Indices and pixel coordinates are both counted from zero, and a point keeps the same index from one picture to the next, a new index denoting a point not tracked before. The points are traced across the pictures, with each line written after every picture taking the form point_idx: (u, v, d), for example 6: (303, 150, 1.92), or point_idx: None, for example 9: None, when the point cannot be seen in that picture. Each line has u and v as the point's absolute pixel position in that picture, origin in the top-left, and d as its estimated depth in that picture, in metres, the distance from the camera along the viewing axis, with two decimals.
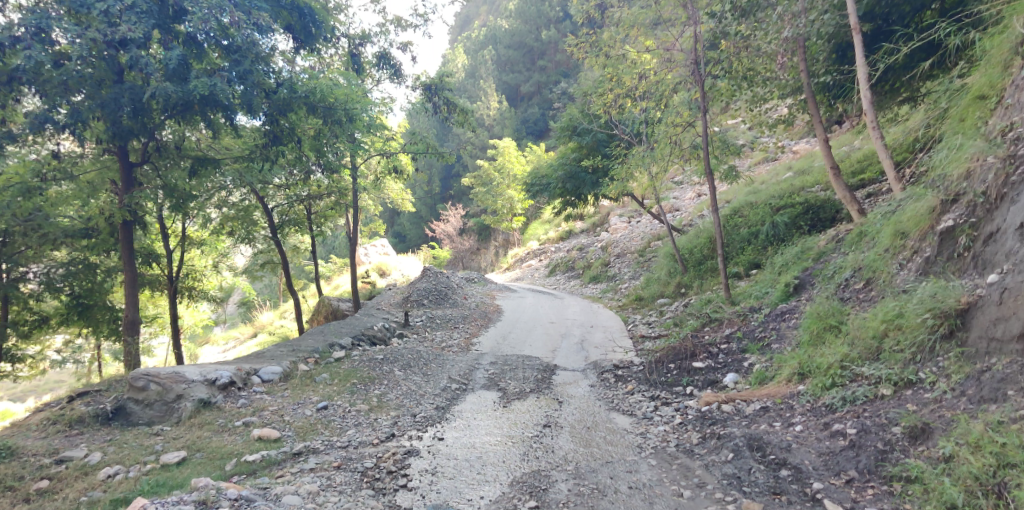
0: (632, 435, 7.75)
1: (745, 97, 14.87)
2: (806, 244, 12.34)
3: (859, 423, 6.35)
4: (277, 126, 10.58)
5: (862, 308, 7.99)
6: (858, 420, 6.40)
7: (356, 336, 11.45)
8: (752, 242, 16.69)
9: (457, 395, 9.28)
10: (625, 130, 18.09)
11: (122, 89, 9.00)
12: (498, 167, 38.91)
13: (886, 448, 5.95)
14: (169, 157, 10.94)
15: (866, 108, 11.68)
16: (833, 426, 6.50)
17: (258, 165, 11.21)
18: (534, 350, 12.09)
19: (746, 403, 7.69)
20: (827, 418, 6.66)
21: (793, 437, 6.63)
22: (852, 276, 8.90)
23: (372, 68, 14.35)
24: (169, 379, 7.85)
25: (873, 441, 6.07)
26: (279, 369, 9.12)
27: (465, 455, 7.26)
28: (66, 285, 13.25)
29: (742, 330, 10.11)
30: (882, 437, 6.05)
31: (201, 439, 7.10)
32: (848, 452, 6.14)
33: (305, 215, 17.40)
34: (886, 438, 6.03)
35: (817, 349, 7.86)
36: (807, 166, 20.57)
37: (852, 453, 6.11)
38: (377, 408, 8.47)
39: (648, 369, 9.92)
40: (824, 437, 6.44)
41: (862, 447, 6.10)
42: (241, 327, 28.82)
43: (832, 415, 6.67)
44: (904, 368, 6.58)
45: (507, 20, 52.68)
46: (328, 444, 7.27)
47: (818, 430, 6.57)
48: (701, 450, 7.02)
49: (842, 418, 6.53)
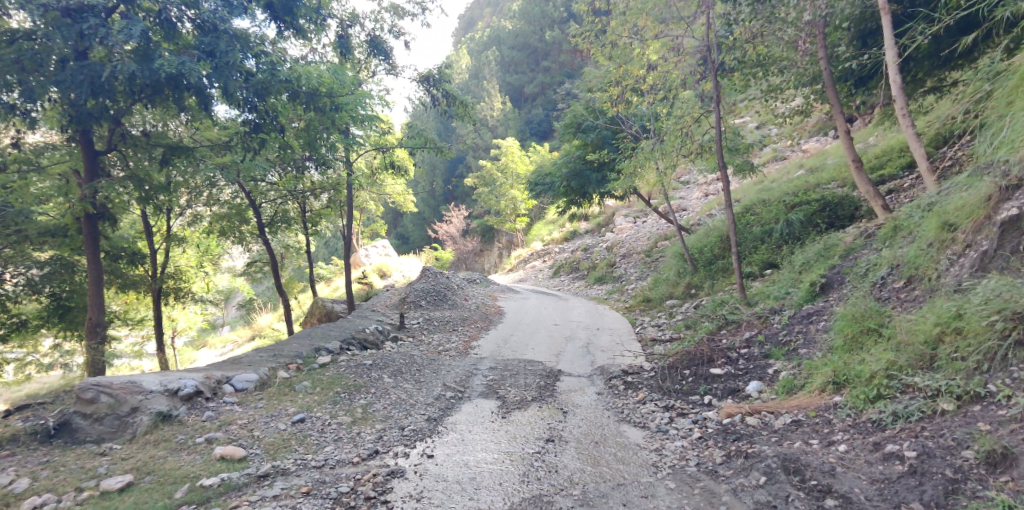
0: (646, 451, 6.88)
1: (760, 87, 14.06)
2: (830, 240, 11.47)
3: (918, 445, 5.47)
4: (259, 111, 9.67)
5: (906, 309, 7.09)
6: (916, 441, 5.52)
7: (345, 340, 10.58)
8: (766, 241, 15.83)
9: (452, 405, 8.41)
10: (632, 124, 17.23)
11: (80, 67, 8.12)
12: (501, 167, 37.83)
13: (957, 478, 5.11)
14: (138, 145, 10.08)
15: (893, 94, 10.89)
16: (886, 447, 5.62)
17: (237, 156, 10.36)
18: (536, 354, 11.22)
19: (775, 416, 6.82)
20: (876, 437, 5.79)
21: (837, 459, 5.74)
22: (889, 274, 8.01)
23: (362, 54, 13.50)
24: (123, 390, 7.02)
25: (939, 468, 5.22)
26: (255, 377, 8.31)
27: (456, 476, 6.41)
28: (47, 287, 12.26)
29: (764, 333, 9.23)
30: (951, 463, 5.21)
31: (155, 460, 6.31)
32: (908, 480, 5.26)
33: (299, 213, 16.52)
34: (956, 464, 5.19)
35: (854, 355, 6.99)
36: (820, 163, 19.68)
37: (914, 481, 5.24)
38: (362, 421, 7.61)
39: (661, 376, 9.02)
40: (877, 460, 5.56)
41: (926, 475, 5.23)
42: (238, 330, 28.02)
43: (882, 433, 5.80)
44: (968, 380, 5.72)
45: (511, 21, 51.91)
46: (300, 464, 6.47)
47: (868, 451, 5.70)
48: (726, 471, 6.14)
49: (896, 438, 5.66)
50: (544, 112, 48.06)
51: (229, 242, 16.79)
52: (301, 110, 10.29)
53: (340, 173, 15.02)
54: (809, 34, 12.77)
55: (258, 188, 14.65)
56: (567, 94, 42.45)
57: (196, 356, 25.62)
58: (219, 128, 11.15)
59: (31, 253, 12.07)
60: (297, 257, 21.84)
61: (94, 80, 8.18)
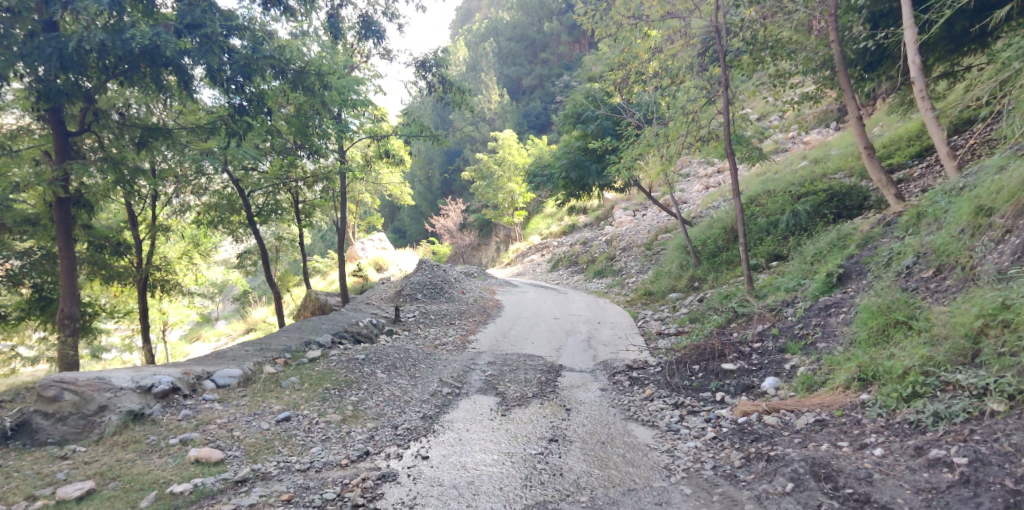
0: (656, 452, 6.39)
1: (769, 72, 13.52)
2: (844, 229, 10.96)
3: (968, 450, 5.00)
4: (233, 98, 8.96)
5: (937, 300, 6.63)
6: (965, 446, 5.05)
7: (337, 333, 10.07)
8: (771, 233, 15.27)
9: (448, 402, 7.90)
10: (634, 112, 16.67)
11: (48, 40, 7.58)
12: (498, 160, 36.92)
13: (1018, 488, 4.62)
14: (110, 127, 9.19)
15: (911, 75, 10.58)
16: (930, 452, 5.14)
17: (220, 138, 9.75)
18: (536, 348, 10.70)
19: (795, 415, 6.36)
20: (917, 441, 5.31)
21: (873, 465, 5.24)
22: (916, 263, 7.52)
23: (355, 36, 12.93)
24: (89, 387, 6.47)
25: (996, 477, 4.73)
26: (238, 372, 7.79)
27: (453, 480, 5.93)
28: (31, 279, 11.44)
29: (778, 326, 8.72)
30: (1010, 471, 4.73)
31: (122, 464, 5.81)
32: (960, 491, 4.76)
33: (290, 204, 15.94)
34: (1015, 473, 4.71)
35: (881, 349, 6.52)
36: (825, 153, 19.16)
37: (967, 491, 4.75)
38: (351, 419, 7.09)
39: (669, 371, 8.52)
40: (921, 467, 5.06)
41: (981, 484, 4.74)
42: (232, 324, 27.44)
43: (923, 437, 5.33)
44: (1020, 377, 5.25)
45: (509, 13, 51.40)
46: (283, 467, 5.97)
47: (908, 456, 5.21)
48: (746, 475, 5.65)
49: (941, 443, 5.18)
50: (541, 105, 47.33)
51: (220, 234, 16.22)
52: (291, 91, 9.73)
53: (332, 162, 14.38)
54: (822, 15, 12.29)
55: (248, 177, 14.07)
56: (566, 86, 41.99)
57: (188, 350, 25.03)
58: (203, 112, 10.56)
59: (10, 243, 11.35)
60: (290, 250, 21.28)
61: (62, 53, 7.61)
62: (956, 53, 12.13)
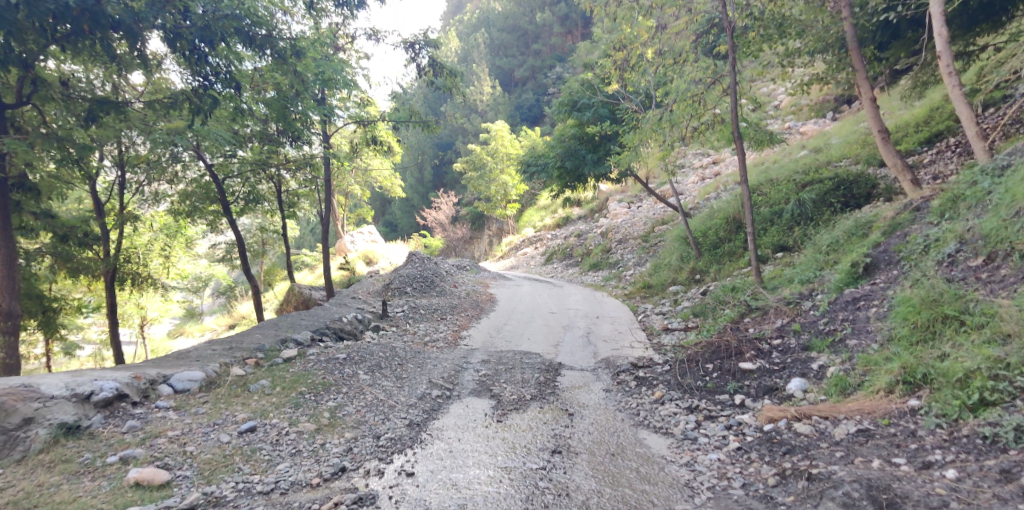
0: (674, 466, 5.60)
1: (778, 52, 12.63)
2: (863, 216, 10.13)
3: None
4: (198, 71, 8.16)
5: (994, 293, 5.96)
6: None
7: (317, 330, 9.20)
8: (775, 222, 14.43)
9: (437, 406, 7.06)
10: (633, 96, 15.73)
11: None
12: (491, 152, 35.94)
13: None
14: (54, 99, 8.15)
15: (938, 50, 9.80)
16: (1020, 477, 4.39)
17: (182, 113, 8.77)
18: (533, 345, 9.85)
19: (832, 424, 5.60)
20: (1001, 462, 4.56)
21: (948, 490, 4.45)
22: (959, 250, 6.79)
23: (337, 8, 11.98)
24: (13, 396, 5.60)
25: None
26: (200, 375, 6.92)
27: (442, 502, 5.11)
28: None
29: (799, 321, 7.90)
30: None
31: (43, 489, 4.99)
32: None
33: (272, 193, 14.97)
34: None
35: (933, 349, 5.78)
36: (829, 141, 18.34)
37: None
38: (327, 428, 6.24)
39: (680, 370, 7.69)
40: (1010, 495, 4.29)
41: None
42: (218, 319, 26.44)
43: (1007, 456, 4.60)
44: None
45: (500, 4, 50.32)
46: (243, 490, 5.15)
47: (993, 481, 4.45)
48: (784, 498, 4.92)
49: None
50: (534, 96, 46.22)
51: (195, 224, 15.23)
52: (282, 70, 9.04)
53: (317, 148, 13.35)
54: None
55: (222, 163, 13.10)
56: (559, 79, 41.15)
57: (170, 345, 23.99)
58: (171, 90, 9.58)
59: None
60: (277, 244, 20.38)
61: None
62: (969, 33, 11.33)
